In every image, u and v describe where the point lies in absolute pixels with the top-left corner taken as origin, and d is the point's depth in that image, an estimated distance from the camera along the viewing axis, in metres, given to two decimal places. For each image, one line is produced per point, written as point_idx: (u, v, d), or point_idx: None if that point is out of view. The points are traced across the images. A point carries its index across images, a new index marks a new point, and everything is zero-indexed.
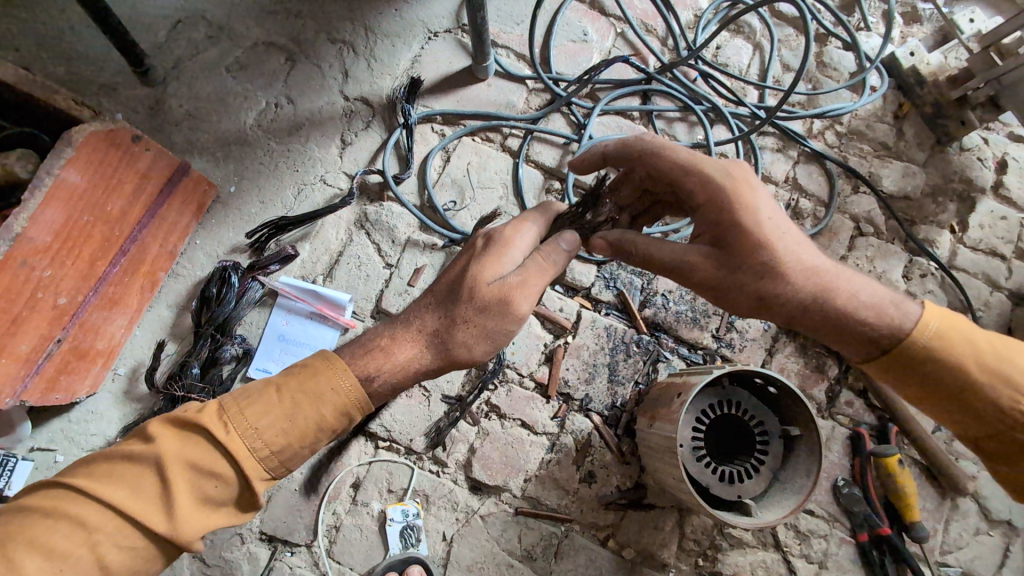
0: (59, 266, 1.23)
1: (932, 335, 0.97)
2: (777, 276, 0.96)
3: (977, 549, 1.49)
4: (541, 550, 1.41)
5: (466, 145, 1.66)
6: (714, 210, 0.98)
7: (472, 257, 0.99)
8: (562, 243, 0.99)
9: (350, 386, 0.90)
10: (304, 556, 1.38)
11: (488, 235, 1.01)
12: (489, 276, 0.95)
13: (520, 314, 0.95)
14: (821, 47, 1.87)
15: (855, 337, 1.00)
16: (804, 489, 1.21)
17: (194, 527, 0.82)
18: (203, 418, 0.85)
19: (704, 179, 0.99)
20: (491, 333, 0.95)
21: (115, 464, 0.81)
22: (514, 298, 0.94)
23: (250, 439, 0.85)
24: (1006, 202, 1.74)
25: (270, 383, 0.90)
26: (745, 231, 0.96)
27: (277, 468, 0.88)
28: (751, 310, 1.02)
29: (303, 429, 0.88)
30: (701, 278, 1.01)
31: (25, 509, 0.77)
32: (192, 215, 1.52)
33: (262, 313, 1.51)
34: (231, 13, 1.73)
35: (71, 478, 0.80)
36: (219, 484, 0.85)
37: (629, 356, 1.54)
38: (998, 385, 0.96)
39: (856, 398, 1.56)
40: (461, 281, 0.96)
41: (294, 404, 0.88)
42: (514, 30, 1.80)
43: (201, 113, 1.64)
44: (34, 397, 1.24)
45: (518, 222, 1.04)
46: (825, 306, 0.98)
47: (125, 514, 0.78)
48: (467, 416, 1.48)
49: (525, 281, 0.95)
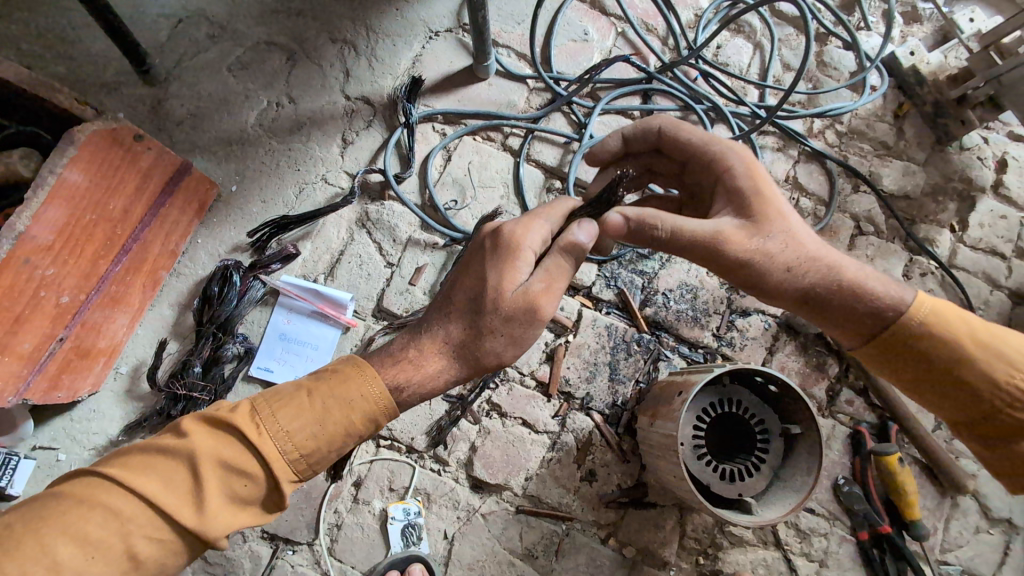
0: (61, 265, 1.24)
1: (928, 314, 0.99)
2: (797, 244, 1.00)
3: (977, 547, 1.49)
4: (542, 549, 1.41)
5: (467, 144, 1.67)
6: (730, 179, 1.04)
7: (485, 262, 0.97)
8: (579, 235, 0.99)
9: (378, 392, 0.91)
10: (305, 555, 1.39)
11: (496, 233, 0.99)
12: (512, 284, 0.94)
13: (544, 319, 0.96)
14: (821, 47, 1.87)
15: (864, 313, 1.01)
16: (804, 487, 1.21)
17: (221, 525, 0.82)
18: (236, 418, 0.86)
19: (721, 156, 1.06)
20: (518, 339, 0.96)
21: (147, 455, 0.82)
22: (541, 305, 0.94)
23: (280, 441, 0.86)
24: (1006, 202, 1.75)
25: (300, 386, 0.91)
26: (764, 198, 1.02)
27: (305, 472, 0.89)
28: (777, 285, 1.01)
29: (332, 434, 0.89)
30: (733, 249, 0.99)
31: (59, 495, 0.77)
32: (194, 214, 1.52)
33: (264, 312, 1.52)
34: (232, 13, 1.73)
35: (104, 467, 0.80)
36: (248, 484, 0.85)
37: (630, 355, 1.54)
38: (993, 361, 0.97)
39: (856, 396, 1.57)
40: (481, 290, 0.96)
41: (325, 409, 0.89)
42: (515, 30, 1.80)
43: (203, 113, 1.64)
44: (36, 397, 1.24)
45: (528, 218, 1.01)
46: (840, 279, 1.00)
47: (150, 505, 0.79)
48: (468, 415, 1.48)
49: (551, 285, 0.95)
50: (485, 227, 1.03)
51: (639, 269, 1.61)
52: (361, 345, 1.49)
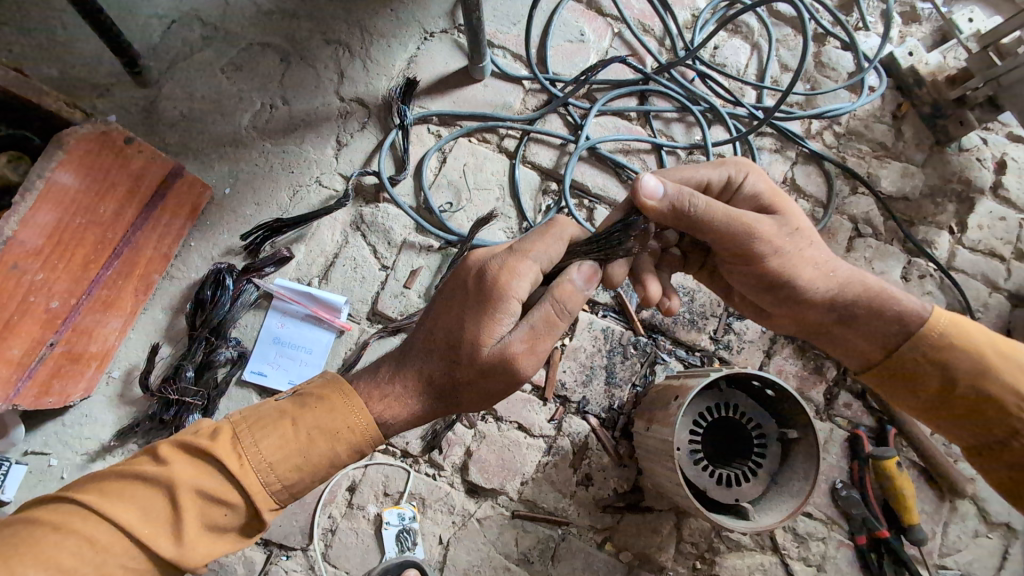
0: (50, 271, 1.22)
1: (947, 325, 0.98)
2: (820, 244, 1.03)
3: (976, 551, 1.48)
4: (538, 554, 1.40)
5: (462, 146, 1.66)
6: (751, 184, 1.05)
7: (467, 305, 0.93)
8: (576, 281, 0.95)
9: (366, 425, 0.90)
10: (300, 560, 1.38)
11: (481, 272, 0.93)
12: (492, 340, 0.90)
13: (523, 376, 0.93)
14: (820, 47, 1.86)
15: (890, 318, 1.01)
16: (802, 493, 1.20)
17: (200, 554, 0.82)
18: (216, 446, 0.84)
19: (738, 163, 1.06)
20: (493, 396, 0.96)
21: (126, 482, 0.81)
22: (518, 363, 0.90)
23: (263, 473, 0.85)
24: (1006, 203, 1.73)
25: (284, 412, 0.89)
26: (786, 202, 1.04)
27: (287, 499, 0.88)
28: (805, 283, 1.02)
29: (316, 464, 0.88)
30: (766, 237, 0.98)
31: (33, 522, 0.76)
32: (186, 218, 1.51)
33: (256, 317, 1.51)
34: (226, 13, 1.72)
35: (81, 494, 0.79)
36: (228, 513, 0.84)
37: (627, 358, 1.53)
38: (1017, 373, 0.95)
39: (854, 399, 1.56)
40: (459, 341, 0.91)
41: (309, 440, 0.87)
42: (510, 31, 1.79)
43: (196, 114, 1.63)
44: (27, 402, 1.23)
45: (515, 260, 0.93)
46: (861, 282, 1.03)
47: (130, 525, 0.78)
48: (463, 419, 1.47)
49: (533, 346, 0.91)
50: (471, 257, 0.97)
51: None
52: (355, 350, 1.49)
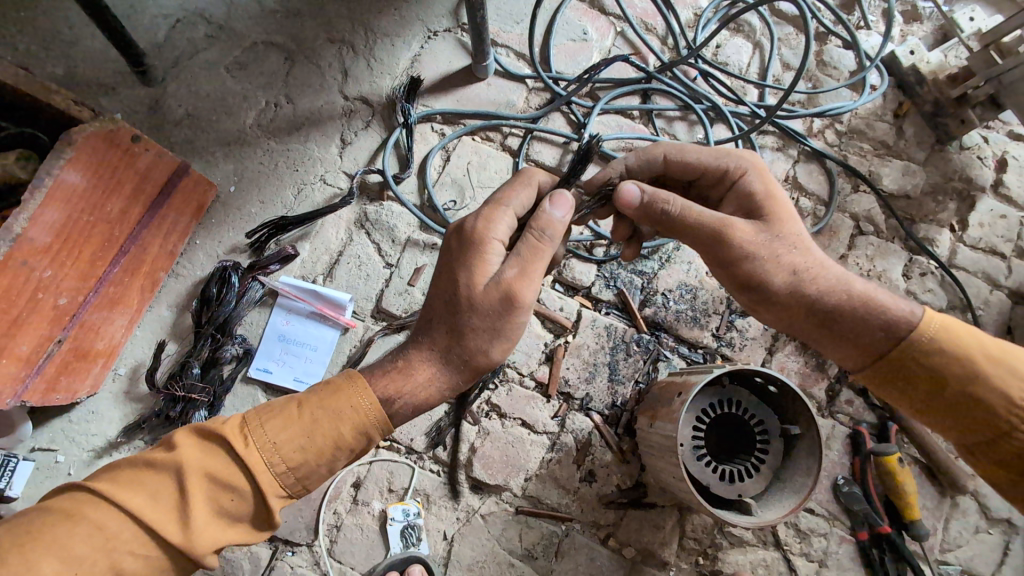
0: (58, 267, 1.23)
1: (937, 328, 0.97)
2: (807, 249, 1.02)
3: (976, 547, 1.49)
4: (541, 550, 1.41)
5: (466, 144, 1.66)
6: (745, 185, 1.07)
7: (455, 262, 0.95)
8: (547, 206, 0.94)
9: (369, 404, 0.90)
10: (305, 555, 1.38)
11: (461, 230, 0.97)
12: (485, 279, 0.93)
13: (527, 305, 0.93)
14: (821, 46, 1.87)
15: (874, 325, 1.00)
16: (804, 488, 1.21)
17: (207, 540, 0.82)
18: (223, 428, 0.86)
19: (739, 161, 1.08)
20: (501, 331, 0.93)
21: (143, 474, 0.82)
22: (518, 292, 0.91)
23: (267, 454, 0.86)
24: (1006, 201, 1.74)
25: (292, 398, 0.92)
26: (777, 204, 1.05)
27: (293, 486, 0.88)
28: (780, 289, 1.02)
29: (320, 445, 0.88)
30: (740, 239, 1.01)
31: (49, 509, 0.77)
32: (191, 216, 1.52)
33: (262, 313, 1.52)
34: (231, 13, 1.72)
35: (97, 483, 0.80)
36: (234, 498, 0.85)
37: (629, 355, 1.54)
38: (1008, 378, 0.94)
39: (856, 397, 1.56)
40: (454, 294, 0.93)
41: (313, 420, 0.88)
42: (513, 30, 1.80)
43: (201, 114, 1.64)
44: (35, 399, 1.24)
45: (489, 209, 0.97)
46: (847, 288, 1.01)
47: (138, 518, 0.79)
48: (467, 416, 1.48)
49: (525, 270, 0.92)
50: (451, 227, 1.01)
51: (638, 270, 1.61)
52: (360, 346, 1.50)
